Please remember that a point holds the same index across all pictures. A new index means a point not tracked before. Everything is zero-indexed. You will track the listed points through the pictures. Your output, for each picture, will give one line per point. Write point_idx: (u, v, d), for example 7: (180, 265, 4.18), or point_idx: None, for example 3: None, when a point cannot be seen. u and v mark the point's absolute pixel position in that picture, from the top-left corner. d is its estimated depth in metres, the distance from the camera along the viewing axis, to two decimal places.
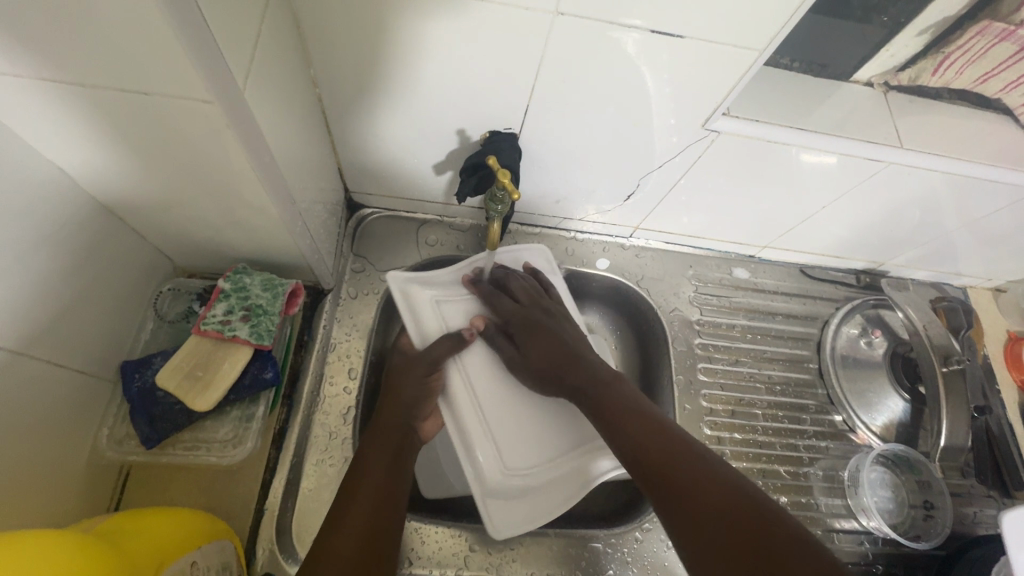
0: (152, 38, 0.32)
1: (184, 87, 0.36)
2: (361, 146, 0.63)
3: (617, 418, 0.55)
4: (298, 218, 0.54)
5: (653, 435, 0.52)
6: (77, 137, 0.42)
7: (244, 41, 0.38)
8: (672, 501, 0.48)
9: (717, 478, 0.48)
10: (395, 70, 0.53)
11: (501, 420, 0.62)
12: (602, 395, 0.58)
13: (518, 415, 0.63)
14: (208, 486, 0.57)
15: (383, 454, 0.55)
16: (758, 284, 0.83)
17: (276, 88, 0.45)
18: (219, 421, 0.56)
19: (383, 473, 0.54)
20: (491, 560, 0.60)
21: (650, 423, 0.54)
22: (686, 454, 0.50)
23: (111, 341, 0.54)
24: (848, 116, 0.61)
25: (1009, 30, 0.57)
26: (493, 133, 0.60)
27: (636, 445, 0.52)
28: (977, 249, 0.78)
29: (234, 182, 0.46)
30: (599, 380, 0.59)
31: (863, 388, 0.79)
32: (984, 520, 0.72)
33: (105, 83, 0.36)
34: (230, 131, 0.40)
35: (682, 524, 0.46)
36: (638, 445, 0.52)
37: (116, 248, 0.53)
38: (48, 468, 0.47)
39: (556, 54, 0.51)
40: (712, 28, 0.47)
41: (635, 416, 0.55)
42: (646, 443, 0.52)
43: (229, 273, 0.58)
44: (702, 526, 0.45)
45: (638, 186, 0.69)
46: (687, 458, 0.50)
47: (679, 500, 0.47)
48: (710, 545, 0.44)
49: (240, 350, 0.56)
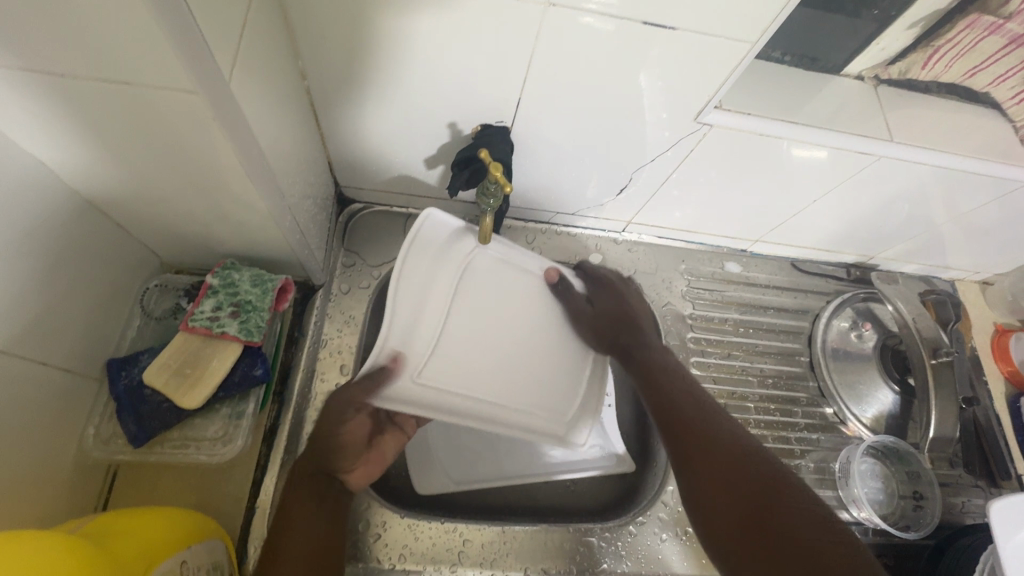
0: (131, 24, 0.31)
1: (165, 75, 0.35)
2: (351, 139, 0.62)
3: (648, 375, 0.64)
4: (287, 213, 0.54)
5: (680, 394, 0.60)
6: (57, 130, 0.41)
7: (230, 32, 0.37)
8: (680, 443, 0.56)
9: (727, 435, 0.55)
10: (384, 62, 0.52)
11: (522, 394, 0.67)
12: (648, 368, 0.64)
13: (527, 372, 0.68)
14: (198, 486, 0.56)
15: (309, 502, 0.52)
16: (750, 278, 0.84)
17: (263, 81, 0.44)
18: (208, 419, 0.56)
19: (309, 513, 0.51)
20: (485, 555, 0.60)
21: (681, 388, 0.61)
22: (715, 417, 0.57)
23: (96, 339, 0.53)
24: (839, 110, 0.61)
25: (997, 24, 0.58)
26: (485, 127, 0.60)
27: (666, 404, 0.60)
28: (965, 242, 0.79)
29: (223, 177, 0.45)
30: (646, 353, 0.66)
31: (853, 381, 0.80)
32: (972, 510, 0.73)
33: (84, 72, 0.35)
34: (215, 122, 0.39)
35: (680, 446, 0.55)
36: (658, 401, 0.60)
37: (100, 244, 0.52)
38: (33, 468, 0.46)
39: (548, 46, 0.50)
40: (705, 21, 0.47)
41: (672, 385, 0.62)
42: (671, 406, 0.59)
43: (217, 269, 0.57)
44: (716, 480, 0.52)
45: (631, 180, 0.69)
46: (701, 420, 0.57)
47: (687, 434, 0.56)
48: (710, 505, 0.51)
49: (230, 347, 0.55)
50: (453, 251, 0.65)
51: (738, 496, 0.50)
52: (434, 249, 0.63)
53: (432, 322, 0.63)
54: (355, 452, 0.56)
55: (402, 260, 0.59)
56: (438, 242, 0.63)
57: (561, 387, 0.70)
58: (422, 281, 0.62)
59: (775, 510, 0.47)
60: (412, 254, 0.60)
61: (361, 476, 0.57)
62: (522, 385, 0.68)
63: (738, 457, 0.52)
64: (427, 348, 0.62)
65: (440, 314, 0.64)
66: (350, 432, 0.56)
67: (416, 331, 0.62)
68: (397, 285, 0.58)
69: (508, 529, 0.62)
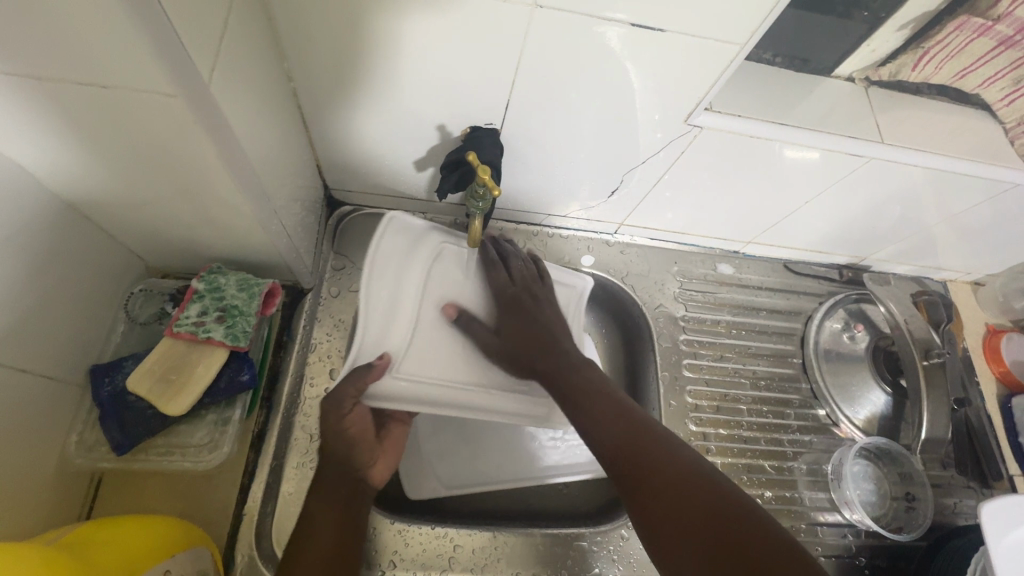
0: (106, 25, 0.31)
1: (143, 78, 0.34)
2: (339, 141, 0.62)
3: (579, 401, 0.57)
4: (274, 216, 0.53)
5: (615, 416, 0.54)
6: (36, 135, 0.40)
7: (210, 34, 0.37)
8: (630, 474, 0.49)
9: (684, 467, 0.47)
10: (371, 64, 0.52)
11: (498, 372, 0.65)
12: (570, 380, 0.59)
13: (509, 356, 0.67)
14: (184, 493, 0.55)
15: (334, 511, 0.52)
16: (742, 280, 0.84)
17: (247, 84, 0.44)
18: (195, 425, 0.55)
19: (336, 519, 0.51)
20: (476, 561, 0.60)
21: (613, 404, 0.55)
22: (655, 436, 0.51)
23: (80, 345, 0.53)
24: (830, 112, 0.61)
25: (985, 25, 0.58)
26: (474, 129, 0.59)
27: (601, 431, 0.53)
28: (957, 243, 0.79)
29: (206, 180, 0.45)
30: (570, 373, 0.60)
31: (845, 382, 0.80)
32: (964, 511, 0.73)
33: (60, 75, 0.35)
34: (195, 124, 0.38)
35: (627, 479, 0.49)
36: (597, 431, 0.53)
37: (83, 249, 0.51)
38: (15, 477, 0.45)
39: (535, 48, 0.50)
40: (692, 21, 0.47)
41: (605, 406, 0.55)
42: (619, 435, 0.52)
43: (203, 273, 0.56)
44: (666, 508, 0.45)
45: (622, 182, 0.69)
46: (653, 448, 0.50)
47: (640, 469, 0.48)
48: (665, 532, 0.44)
49: (216, 352, 0.54)
50: (422, 243, 0.67)
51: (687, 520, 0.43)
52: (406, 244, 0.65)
53: (407, 312, 0.63)
54: (373, 450, 0.57)
55: (371, 260, 0.62)
56: (407, 240, 0.65)
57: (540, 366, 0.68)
58: (392, 277, 0.63)
59: (735, 524, 0.42)
60: (378, 257, 0.62)
61: (381, 470, 0.58)
62: (503, 367, 0.66)
63: (685, 477, 0.47)
64: (406, 339, 0.62)
65: (413, 308, 0.64)
66: (354, 424, 0.55)
67: (394, 324, 0.62)
68: (369, 280, 0.61)
69: (499, 534, 0.61)
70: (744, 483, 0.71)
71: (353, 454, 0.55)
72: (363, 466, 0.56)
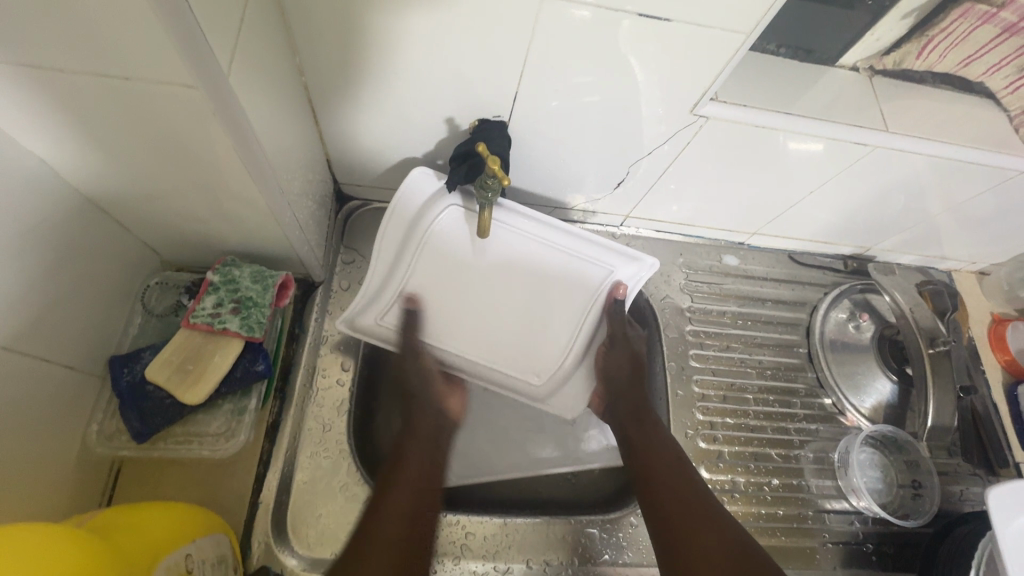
0: (130, 19, 0.32)
1: (165, 69, 0.35)
2: (348, 135, 0.63)
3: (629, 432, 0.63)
4: (287, 209, 0.54)
5: (663, 453, 0.60)
6: (58, 128, 0.41)
7: (228, 28, 0.38)
8: (657, 506, 0.56)
9: (716, 523, 0.53)
10: (381, 57, 0.52)
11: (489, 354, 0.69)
12: (635, 412, 0.64)
13: (514, 337, 0.70)
14: (201, 481, 0.56)
15: (423, 456, 0.56)
16: (748, 271, 0.84)
17: (262, 78, 0.45)
18: (211, 415, 0.56)
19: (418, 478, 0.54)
20: (487, 548, 0.61)
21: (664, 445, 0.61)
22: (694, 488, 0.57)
23: (99, 336, 0.54)
24: (835, 102, 0.62)
25: (991, 13, 0.58)
26: (483, 122, 0.60)
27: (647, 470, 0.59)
28: (961, 232, 0.79)
29: (222, 173, 0.46)
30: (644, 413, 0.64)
31: (852, 371, 0.80)
32: (970, 498, 0.74)
33: (84, 68, 0.36)
34: (214, 116, 0.39)
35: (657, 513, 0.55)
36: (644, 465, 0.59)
37: (102, 242, 0.52)
38: (38, 464, 0.46)
39: (543, 40, 0.50)
40: (698, 12, 0.47)
41: (655, 445, 0.61)
42: (659, 477, 0.58)
43: (218, 265, 0.57)
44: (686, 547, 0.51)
45: (629, 173, 0.69)
46: (688, 498, 0.55)
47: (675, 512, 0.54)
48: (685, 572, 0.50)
49: (232, 343, 0.55)
50: (423, 228, 0.67)
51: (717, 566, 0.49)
52: (408, 219, 0.66)
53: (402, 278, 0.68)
54: (444, 387, 0.65)
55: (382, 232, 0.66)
56: (410, 218, 0.66)
57: (539, 353, 0.70)
58: (393, 247, 0.67)
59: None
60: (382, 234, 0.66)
61: (457, 405, 0.66)
62: (502, 342, 0.70)
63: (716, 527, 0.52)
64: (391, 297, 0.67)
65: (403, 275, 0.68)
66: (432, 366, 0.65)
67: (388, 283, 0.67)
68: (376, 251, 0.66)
69: (510, 522, 0.62)
70: (751, 471, 0.72)
71: (424, 393, 0.63)
72: (437, 404, 0.63)
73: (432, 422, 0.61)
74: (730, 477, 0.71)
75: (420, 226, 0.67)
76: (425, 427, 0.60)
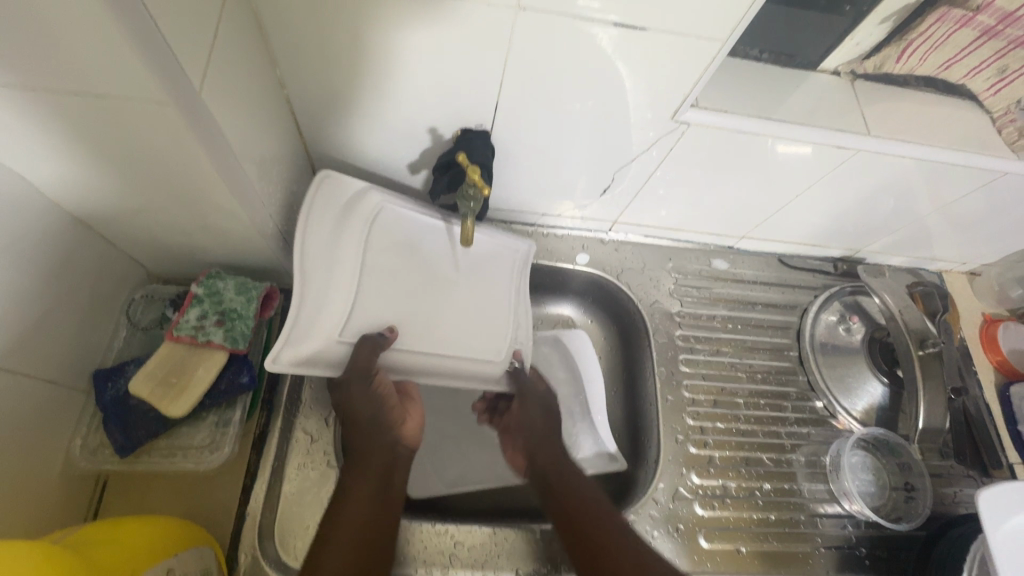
0: (98, 38, 0.32)
1: (136, 86, 0.35)
2: (333, 146, 0.63)
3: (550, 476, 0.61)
4: (268, 220, 0.54)
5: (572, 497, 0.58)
6: (34, 145, 0.41)
7: (200, 42, 0.38)
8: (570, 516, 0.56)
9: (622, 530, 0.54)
10: (363, 70, 0.53)
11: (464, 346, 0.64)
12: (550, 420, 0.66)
13: (470, 329, 0.66)
14: (187, 494, 0.56)
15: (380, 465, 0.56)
16: (737, 275, 0.84)
17: (240, 91, 0.45)
18: (196, 426, 0.56)
19: (363, 519, 0.51)
20: (477, 557, 0.60)
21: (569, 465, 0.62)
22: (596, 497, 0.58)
23: (84, 350, 0.54)
24: (816, 106, 0.62)
25: (966, 16, 0.58)
26: (465, 131, 0.61)
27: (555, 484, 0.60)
28: (950, 233, 0.79)
29: (200, 186, 0.46)
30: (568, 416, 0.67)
31: (842, 374, 0.80)
32: (964, 500, 0.73)
33: (56, 85, 0.36)
34: (187, 130, 0.39)
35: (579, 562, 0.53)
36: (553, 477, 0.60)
37: (85, 257, 0.52)
38: (21, 480, 0.46)
39: (521, 51, 0.51)
40: (673, 20, 0.47)
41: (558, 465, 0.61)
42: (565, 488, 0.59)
43: (202, 278, 0.57)
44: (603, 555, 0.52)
45: (614, 180, 0.70)
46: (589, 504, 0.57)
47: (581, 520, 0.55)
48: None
49: (216, 355, 0.55)
50: (356, 212, 0.63)
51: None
52: (341, 202, 0.62)
53: (345, 276, 0.60)
54: (394, 411, 0.59)
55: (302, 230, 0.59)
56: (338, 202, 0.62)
57: (509, 321, 0.68)
58: (324, 243, 0.60)
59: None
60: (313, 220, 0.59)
61: (413, 430, 0.61)
62: (470, 330, 0.66)
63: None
64: (341, 324, 0.58)
65: (350, 285, 0.60)
66: (381, 386, 0.59)
67: (326, 310, 0.58)
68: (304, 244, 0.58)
69: (499, 530, 0.62)
70: (742, 476, 0.72)
71: (377, 419, 0.57)
72: (396, 431, 0.58)
73: (384, 453, 0.56)
74: (721, 482, 0.71)
75: (354, 207, 0.63)
76: (376, 459, 0.56)
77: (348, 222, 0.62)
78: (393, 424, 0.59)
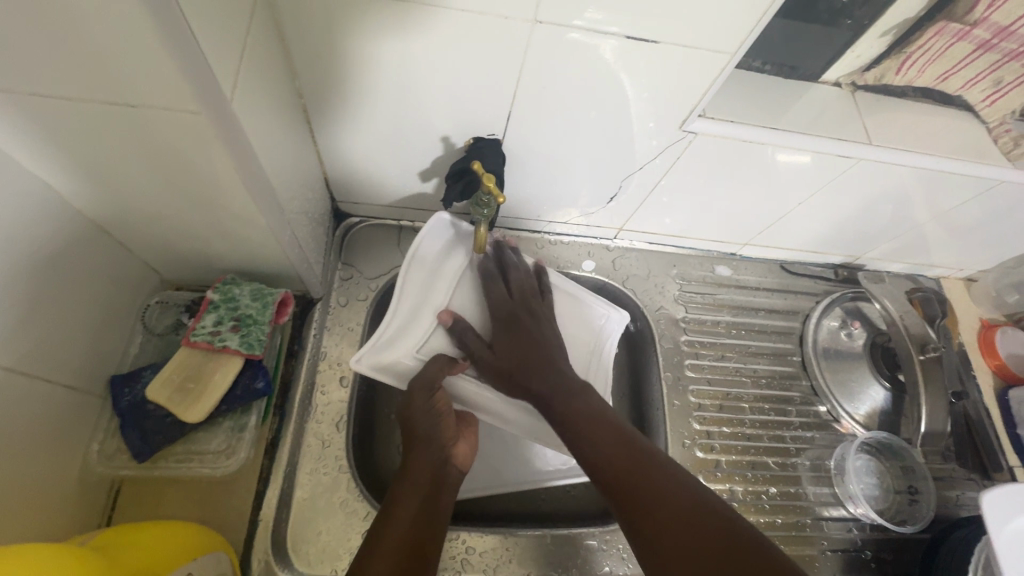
0: (138, 50, 0.33)
1: (169, 96, 0.36)
2: (347, 155, 0.64)
3: (580, 431, 0.55)
4: (286, 227, 0.55)
5: (614, 442, 0.53)
6: (62, 153, 0.42)
7: (230, 54, 0.39)
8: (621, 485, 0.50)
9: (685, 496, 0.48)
10: (379, 81, 0.54)
11: None
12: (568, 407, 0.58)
13: None
14: (202, 500, 0.57)
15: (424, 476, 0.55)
16: (740, 281, 0.85)
17: (265, 102, 0.46)
18: (211, 432, 0.56)
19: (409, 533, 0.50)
20: (488, 562, 0.61)
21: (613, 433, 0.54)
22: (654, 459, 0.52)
23: (100, 356, 0.54)
24: (819, 115, 0.64)
25: (965, 30, 0.60)
26: (477, 140, 0.61)
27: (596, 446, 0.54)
28: (947, 241, 0.81)
29: (222, 193, 0.46)
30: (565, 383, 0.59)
31: (845, 378, 0.81)
32: (966, 502, 0.74)
33: (90, 95, 0.36)
34: (217, 140, 0.40)
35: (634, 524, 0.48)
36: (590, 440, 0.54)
37: (103, 263, 0.53)
38: (40, 486, 0.47)
39: (534, 62, 0.52)
40: (681, 31, 0.49)
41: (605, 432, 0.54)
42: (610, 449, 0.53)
43: (218, 284, 0.58)
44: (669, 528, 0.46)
45: (621, 188, 0.71)
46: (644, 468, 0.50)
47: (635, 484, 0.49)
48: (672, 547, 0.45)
49: (232, 360, 0.56)
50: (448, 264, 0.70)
51: (712, 569, 0.42)
52: (434, 258, 0.69)
53: (428, 311, 0.67)
54: (456, 431, 0.60)
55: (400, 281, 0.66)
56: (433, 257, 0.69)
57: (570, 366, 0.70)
58: (419, 286, 0.67)
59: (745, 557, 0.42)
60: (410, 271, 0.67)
61: (465, 449, 0.60)
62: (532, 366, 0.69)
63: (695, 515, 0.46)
64: (417, 346, 0.65)
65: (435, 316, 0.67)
66: (441, 404, 0.59)
67: (408, 333, 0.65)
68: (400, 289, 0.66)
69: (510, 535, 0.62)
70: (749, 480, 0.72)
71: (433, 437, 0.57)
72: (446, 450, 0.58)
73: (430, 472, 0.56)
74: (728, 485, 0.72)
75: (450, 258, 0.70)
76: (422, 474, 0.55)
77: (441, 271, 0.69)
78: (447, 437, 0.58)
